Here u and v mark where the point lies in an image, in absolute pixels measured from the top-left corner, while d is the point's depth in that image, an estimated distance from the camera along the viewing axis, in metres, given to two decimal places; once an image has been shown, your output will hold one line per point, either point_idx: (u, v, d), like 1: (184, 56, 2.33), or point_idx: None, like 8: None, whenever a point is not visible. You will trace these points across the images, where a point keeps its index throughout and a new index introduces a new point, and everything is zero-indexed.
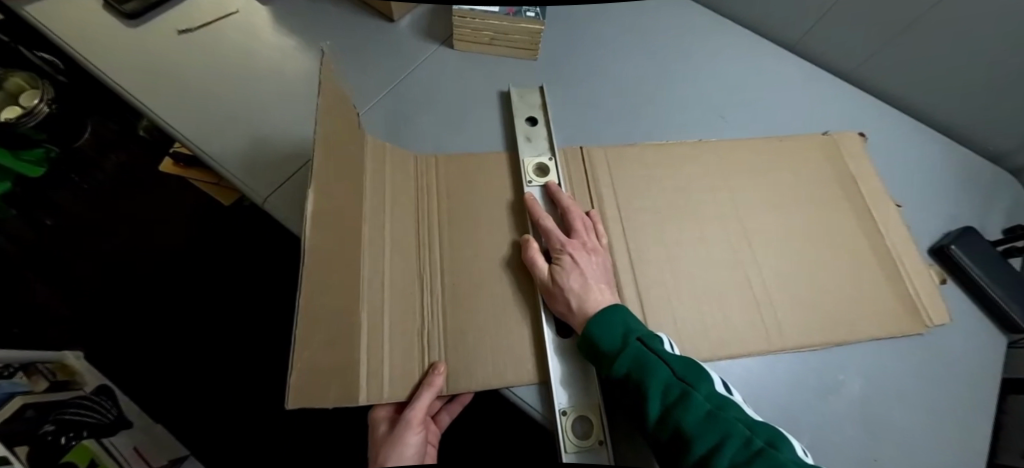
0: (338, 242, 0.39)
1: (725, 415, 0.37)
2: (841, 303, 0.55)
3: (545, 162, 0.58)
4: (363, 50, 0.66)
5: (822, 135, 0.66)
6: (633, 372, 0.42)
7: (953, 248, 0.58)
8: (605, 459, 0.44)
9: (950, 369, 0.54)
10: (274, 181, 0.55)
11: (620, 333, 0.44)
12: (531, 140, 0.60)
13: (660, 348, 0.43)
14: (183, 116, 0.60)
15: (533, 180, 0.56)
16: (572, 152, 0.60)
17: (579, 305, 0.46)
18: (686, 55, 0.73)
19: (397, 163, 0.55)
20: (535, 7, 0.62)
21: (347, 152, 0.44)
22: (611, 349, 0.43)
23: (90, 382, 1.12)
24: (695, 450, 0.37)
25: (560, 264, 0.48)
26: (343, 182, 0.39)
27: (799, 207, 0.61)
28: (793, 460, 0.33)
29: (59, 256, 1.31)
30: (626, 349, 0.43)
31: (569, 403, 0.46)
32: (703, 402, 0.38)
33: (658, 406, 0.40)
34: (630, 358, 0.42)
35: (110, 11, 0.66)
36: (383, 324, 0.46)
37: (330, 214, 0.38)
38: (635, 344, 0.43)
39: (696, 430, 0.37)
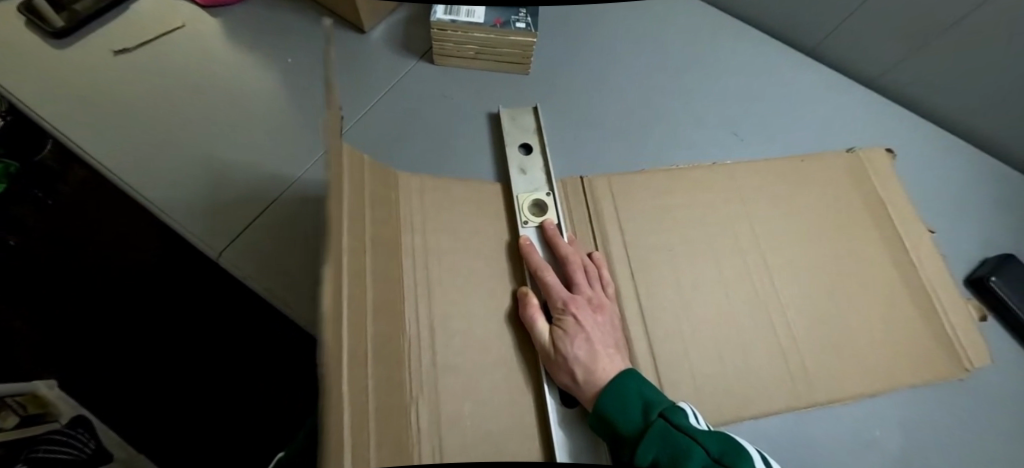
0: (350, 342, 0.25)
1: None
2: (874, 347, 0.50)
3: (543, 197, 0.51)
4: (330, 67, 0.58)
5: (845, 152, 0.60)
6: (663, 457, 0.36)
7: (992, 280, 0.52)
8: None
9: (993, 417, 0.49)
10: (229, 230, 0.48)
11: (639, 408, 0.39)
12: (525, 172, 0.53)
13: (688, 424, 0.37)
14: (119, 153, 0.51)
15: (528, 221, 0.50)
16: (570, 182, 0.54)
17: (586, 376, 0.41)
18: (693, 63, 0.66)
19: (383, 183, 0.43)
20: (525, 16, 0.53)
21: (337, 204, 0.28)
22: (632, 429, 0.38)
23: (65, 413, 1.06)
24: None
25: (562, 328, 0.43)
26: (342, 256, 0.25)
27: (823, 238, 0.55)
28: None
29: (22, 279, 1.22)
30: (650, 428, 0.37)
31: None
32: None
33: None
34: (655, 441, 0.36)
35: (33, 28, 0.57)
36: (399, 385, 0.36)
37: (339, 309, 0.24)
38: (660, 420, 0.37)
39: None
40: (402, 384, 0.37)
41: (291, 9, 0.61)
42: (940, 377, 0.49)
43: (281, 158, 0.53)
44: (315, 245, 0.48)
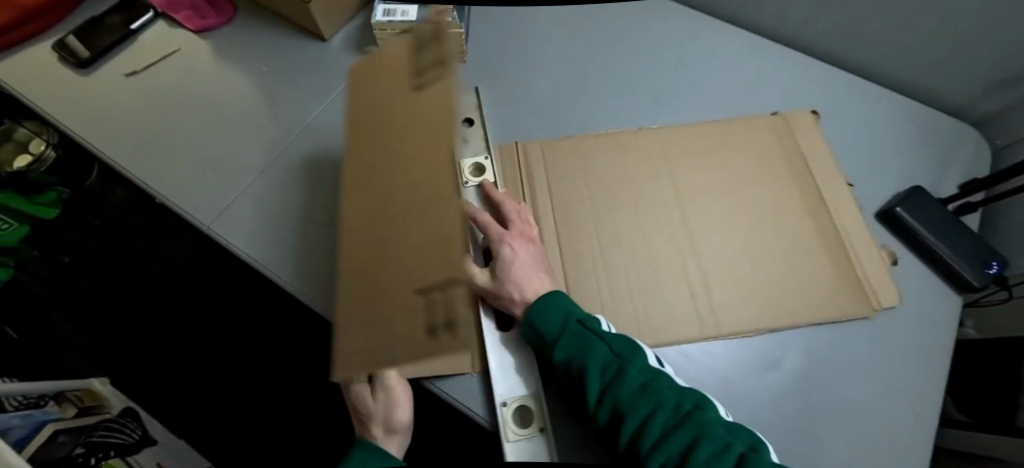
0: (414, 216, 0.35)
1: (658, 385, 0.41)
2: (782, 276, 0.54)
3: (482, 161, 0.55)
4: (299, 71, 0.68)
5: (770, 115, 0.65)
6: (573, 355, 0.44)
7: (898, 210, 0.57)
8: (546, 447, 0.44)
9: (898, 335, 0.53)
10: (220, 211, 0.59)
11: (558, 317, 0.46)
12: (468, 139, 0.56)
13: (598, 327, 0.45)
14: (137, 159, 0.63)
15: (470, 181, 0.55)
16: (507, 148, 0.62)
17: (521, 296, 0.47)
18: (621, 39, 0.72)
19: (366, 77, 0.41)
20: (452, 11, 0.62)
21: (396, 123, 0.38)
22: (553, 336, 0.45)
23: (116, 405, 1.21)
24: (628, 421, 0.40)
25: (500, 259, 0.48)
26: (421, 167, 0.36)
27: (740, 184, 0.60)
28: (717, 420, 0.39)
29: (77, 291, 1.39)
30: (566, 332, 0.45)
31: (520, 390, 0.47)
32: (637, 376, 0.42)
33: (596, 387, 0.43)
34: (571, 342, 0.44)
35: (62, 62, 0.69)
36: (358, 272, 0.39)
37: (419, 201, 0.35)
38: (572, 327, 0.45)
39: (633, 402, 0.41)
40: None
41: (265, 26, 0.71)
42: (852, 301, 0.53)
43: (260, 148, 0.63)
44: (290, 221, 0.58)
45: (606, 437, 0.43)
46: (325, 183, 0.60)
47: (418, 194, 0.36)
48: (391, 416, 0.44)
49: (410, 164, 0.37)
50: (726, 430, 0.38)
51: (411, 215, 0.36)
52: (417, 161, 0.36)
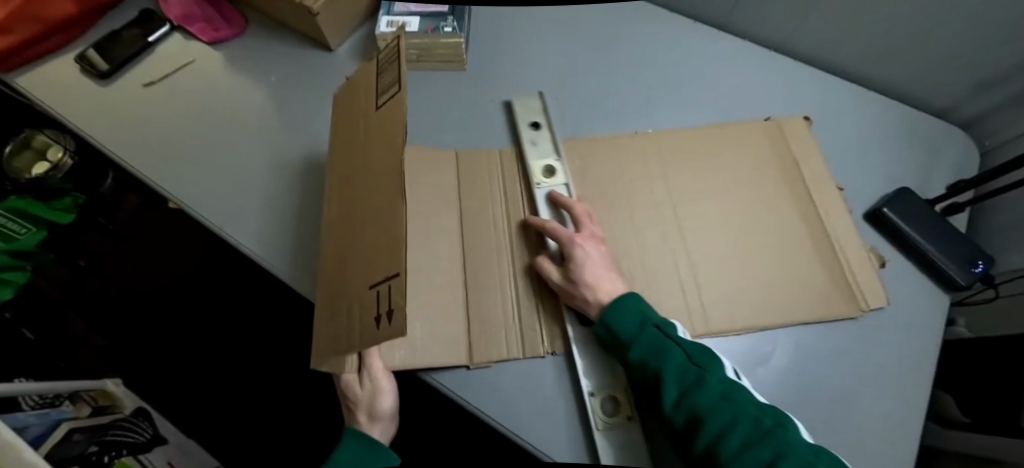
0: (377, 226, 0.38)
1: (735, 397, 0.43)
2: (772, 275, 0.56)
3: (552, 163, 0.61)
4: (306, 80, 0.71)
5: (764, 121, 0.66)
6: (650, 358, 0.46)
7: (884, 211, 0.58)
8: (634, 436, 0.48)
9: (886, 331, 0.55)
10: (232, 215, 0.62)
11: (637, 321, 0.47)
12: (536, 143, 0.63)
13: (674, 334, 0.47)
14: (154, 164, 0.66)
15: (542, 182, 0.59)
16: (575, 147, 0.64)
17: (594, 297, 0.49)
18: (618, 46, 0.74)
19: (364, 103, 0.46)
20: (452, 22, 0.65)
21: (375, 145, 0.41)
22: (631, 336, 0.47)
23: (129, 405, 1.24)
24: (705, 427, 0.42)
25: (573, 263, 0.50)
26: (383, 177, 0.38)
27: (735, 186, 0.61)
28: (800, 440, 0.39)
29: (92, 294, 1.43)
30: (646, 335, 0.46)
31: (596, 386, 0.51)
32: (715, 387, 0.43)
33: (673, 390, 0.45)
34: (646, 345, 0.46)
35: (84, 73, 0.72)
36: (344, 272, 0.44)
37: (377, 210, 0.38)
38: (651, 331, 0.47)
39: (711, 410, 0.42)
40: None
41: (274, 37, 0.74)
42: (842, 299, 0.55)
43: (272, 154, 0.66)
44: (297, 225, 0.61)
45: (678, 438, 0.45)
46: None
47: (377, 204, 0.39)
48: (375, 401, 0.50)
49: (366, 172, 0.42)
50: (810, 450, 0.38)
51: (374, 222, 0.39)
52: (379, 174, 0.38)
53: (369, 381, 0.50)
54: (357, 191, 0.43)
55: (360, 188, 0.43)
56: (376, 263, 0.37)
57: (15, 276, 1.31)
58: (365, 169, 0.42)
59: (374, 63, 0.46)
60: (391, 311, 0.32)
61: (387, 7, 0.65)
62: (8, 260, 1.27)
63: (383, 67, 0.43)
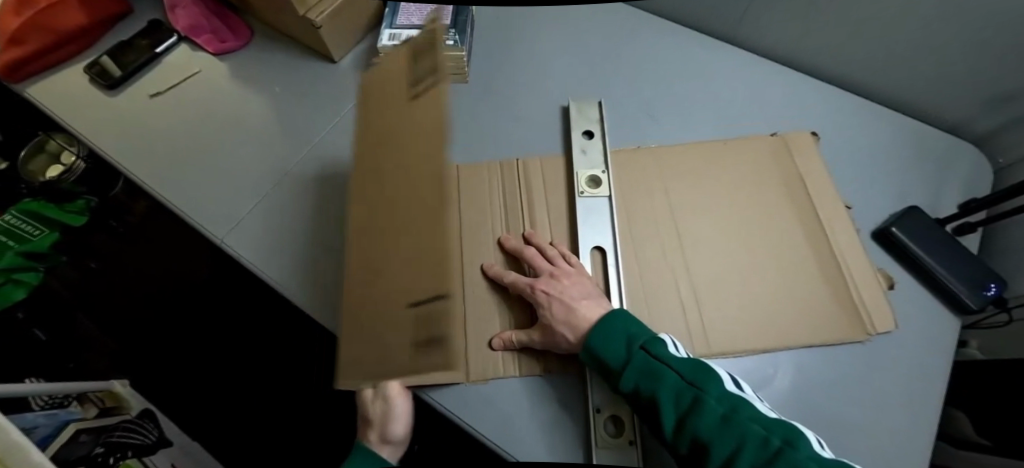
0: (410, 248, 0.37)
1: (731, 415, 0.41)
2: (775, 295, 0.54)
3: (598, 174, 0.61)
4: (308, 92, 0.71)
5: (771, 136, 0.65)
6: (642, 383, 0.45)
7: (892, 231, 0.56)
8: (633, 458, 0.48)
9: (893, 352, 0.54)
10: (234, 225, 0.62)
11: (622, 342, 0.47)
12: (586, 152, 0.63)
13: (664, 352, 0.46)
14: (159, 173, 0.67)
15: (585, 191, 0.60)
16: (626, 152, 0.64)
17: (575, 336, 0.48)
18: (622, 59, 0.73)
19: (370, 111, 0.42)
20: (455, 34, 0.64)
21: (392, 161, 0.39)
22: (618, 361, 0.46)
23: (135, 407, 1.25)
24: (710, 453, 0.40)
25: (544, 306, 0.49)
26: (412, 198, 0.36)
27: (740, 203, 0.60)
28: (811, 457, 0.37)
29: (103, 296, 1.45)
30: (634, 358, 0.45)
31: (602, 402, 0.49)
32: (713, 407, 0.41)
33: (670, 414, 0.43)
34: (636, 369, 0.45)
35: (93, 83, 0.73)
36: (371, 299, 0.41)
37: (411, 230, 0.36)
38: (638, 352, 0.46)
39: (712, 435, 0.40)
40: None
41: (279, 48, 0.74)
42: (848, 320, 0.53)
43: (273, 165, 0.66)
44: (298, 236, 0.61)
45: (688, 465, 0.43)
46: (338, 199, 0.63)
47: (409, 225, 0.37)
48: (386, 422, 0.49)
49: (389, 191, 0.39)
50: None
51: (406, 245, 0.37)
52: (409, 193, 0.37)
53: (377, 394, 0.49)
54: (379, 211, 0.40)
55: (377, 206, 0.41)
56: (418, 286, 0.36)
57: (29, 276, 1.34)
58: (386, 187, 0.39)
59: (383, 70, 0.42)
60: (455, 335, 0.32)
61: (389, 20, 0.65)
62: (20, 261, 1.29)
63: (393, 77, 0.40)
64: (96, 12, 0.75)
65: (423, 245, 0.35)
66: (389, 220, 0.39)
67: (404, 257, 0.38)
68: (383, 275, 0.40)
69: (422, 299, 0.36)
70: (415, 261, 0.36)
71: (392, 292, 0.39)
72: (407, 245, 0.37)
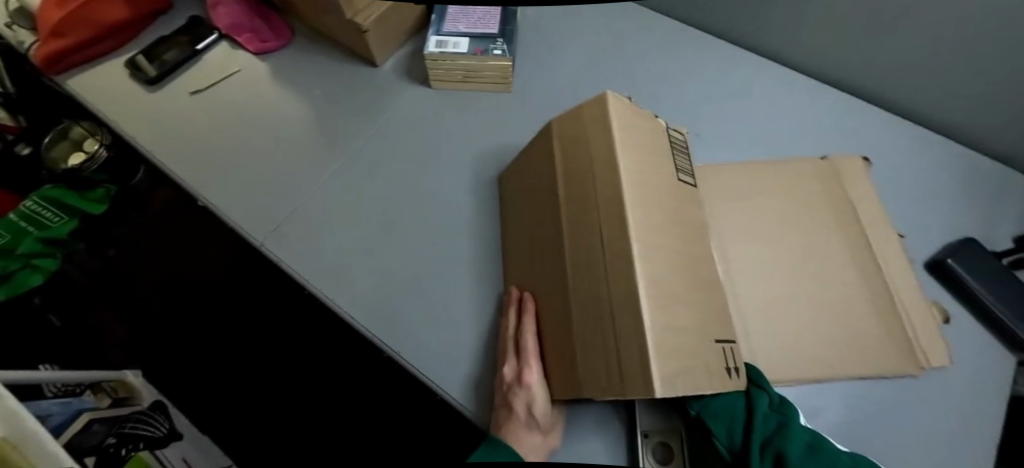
0: (684, 285, 0.42)
1: (824, 451, 0.40)
2: (828, 325, 0.53)
3: None
4: (348, 95, 0.70)
5: (819, 159, 0.64)
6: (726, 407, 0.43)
7: (949, 262, 0.56)
8: None
9: (945, 390, 0.52)
10: (273, 229, 0.63)
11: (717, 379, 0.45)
12: None
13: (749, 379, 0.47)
14: (197, 172, 0.66)
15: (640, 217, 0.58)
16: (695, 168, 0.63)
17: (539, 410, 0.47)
18: (665, 75, 0.72)
19: (623, 128, 0.45)
20: (502, 44, 0.63)
21: (659, 196, 0.44)
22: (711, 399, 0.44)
23: (146, 398, 1.24)
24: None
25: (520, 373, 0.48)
26: (678, 243, 0.43)
27: (792, 227, 0.59)
28: None
29: (119, 285, 1.45)
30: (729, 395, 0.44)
31: (650, 426, 0.47)
32: (805, 442, 0.41)
33: (757, 450, 0.41)
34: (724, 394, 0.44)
35: (133, 78, 0.73)
36: (628, 308, 0.38)
37: (685, 271, 0.43)
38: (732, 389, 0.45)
39: (803, 460, 0.40)
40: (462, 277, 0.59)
41: (320, 50, 0.74)
42: (903, 354, 0.52)
43: (311, 168, 0.66)
44: (338, 243, 0.62)
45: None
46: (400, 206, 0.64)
47: (685, 265, 0.43)
48: (532, 399, 0.46)
49: (658, 216, 0.42)
50: None
51: (682, 281, 0.42)
52: (683, 244, 0.44)
53: (516, 364, 0.49)
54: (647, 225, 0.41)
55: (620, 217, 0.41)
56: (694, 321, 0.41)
57: (46, 262, 1.36)
58: (662, 213, 0.43)
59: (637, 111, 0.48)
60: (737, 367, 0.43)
61: (436, 27, 0.64)
62: (38, 248, 1.32)
63: (648, 128, 0.48)
64: (139, 5, 0.74)
65: (699, 292, 0.43)
66: (664, 246, 0.42)
67: (679, 287, 0.41)
68: (657, 288, 0.39)
69: (700, 333, 0.41)
70: (689, 296, 0.42)
71: (669, 314, 0.39)
72: (684, 278, 0.42)
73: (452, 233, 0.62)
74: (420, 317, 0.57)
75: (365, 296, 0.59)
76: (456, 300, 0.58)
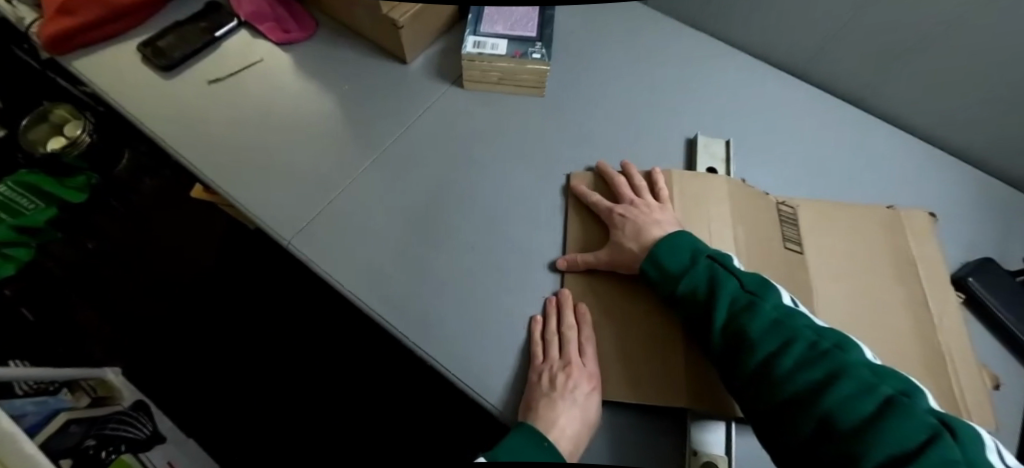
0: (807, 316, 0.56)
1: (810, 348, 0.42)
2: (864, 340, 0.55)
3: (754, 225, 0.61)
4: (379, 91, 0.69)
5: (886, 209, 0.64)
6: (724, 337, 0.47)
7: (970, 280, 0.59)
8: None
9: (983, 402, 0.53)
10: (301, 227, 0.61)
11: (727, 299, 0.49)
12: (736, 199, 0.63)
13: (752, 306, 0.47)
14: (217, 165, 0.64)
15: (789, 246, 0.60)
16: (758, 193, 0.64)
17: (589, 410, 0.49)
18: (693, 87, 0.74)
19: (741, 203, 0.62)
20: (541, 48, 0.63)
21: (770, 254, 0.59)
22: (750, 282, 0.50)
23: (127, 398, 1.17)
24: (781, 364, 0.42)
25: (581, 372, 0.50)
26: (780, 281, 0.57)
27: (820, 240, 0.62)
28: (925, 410, 0.36)
29: (93, 277, 1.34)
30: (695, 270, 0.51)
31: (696, 443, 0.49)
32: (811, 335, 0.44)
33: (723, 315, 0.48)
34: (724, 315, 0.48)
35: (146, 64, 0.70)
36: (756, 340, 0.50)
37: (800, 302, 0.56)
38: (771, 287, 0.49)
39: (849, 398, 0.38)
40: (502, 280, 0.59)
41: (348, 43, 0.72)
42: (934, 368, 0.54)
43: (338, 164, 0.65)
44: (369, 243, 0.60)
45: (742, 387, 0.45)
46: (433, 205, 0.63)
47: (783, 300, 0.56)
48: (591, 399, 0.49)
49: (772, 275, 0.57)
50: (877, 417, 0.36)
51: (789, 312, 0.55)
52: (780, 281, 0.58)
53: (582, 367, 0.51)
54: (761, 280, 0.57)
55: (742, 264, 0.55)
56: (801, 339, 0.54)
57: (19, 252, 1.27)
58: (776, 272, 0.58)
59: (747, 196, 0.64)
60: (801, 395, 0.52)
61: (473, 27, 0.63)
62: (11, 235, 1.24)
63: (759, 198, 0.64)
64: None
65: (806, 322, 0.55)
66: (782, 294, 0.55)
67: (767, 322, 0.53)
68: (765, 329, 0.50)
69: None
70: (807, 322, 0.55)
71: None
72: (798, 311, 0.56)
73: (485, 234, 0.61)
74: (451, 317, 0.56)
75: (397, 299, 0.57)
76: (495, 303, 0.57)
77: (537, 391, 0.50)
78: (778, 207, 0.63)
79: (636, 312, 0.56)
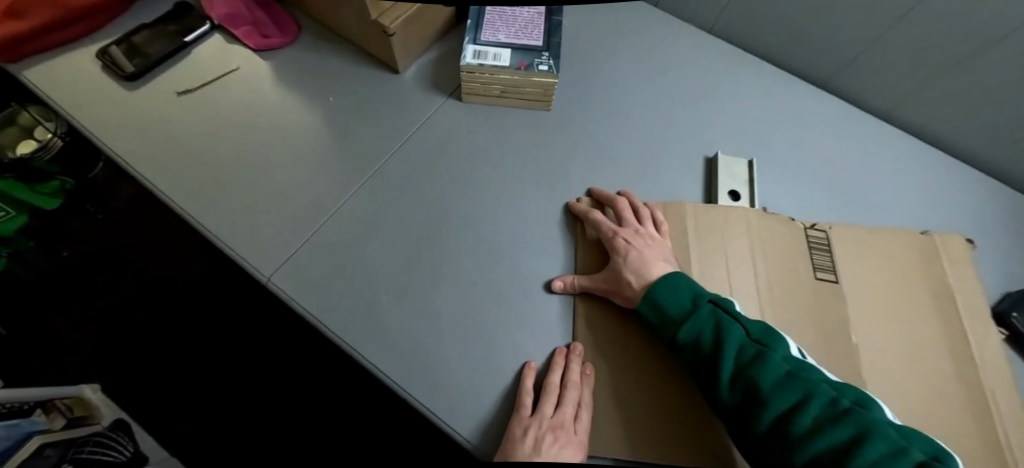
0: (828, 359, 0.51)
1: (830, 403, 0.38)
2: (906, 383, 0.50)
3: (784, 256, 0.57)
4: (369, 103, 0.63)
5: (921, 234, 0.60)
6: (734, 392, 0.42)
7: (1013, 316, 0.55)
8: None
9: None
10: (284, 259, 0.54)
11: (733, 348, 0.43)
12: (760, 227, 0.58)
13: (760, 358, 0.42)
14: (188, 187, 0.57)
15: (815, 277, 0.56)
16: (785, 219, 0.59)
17: None
18: (709, 100, 0.69)
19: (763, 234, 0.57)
20: (548, 58, 0.57)
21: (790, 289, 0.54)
22: (756, 330, 0.45)
23: (106, 416, 1.08)
24: (798, 423, 0.37)
25: (569, 436, 0.44)
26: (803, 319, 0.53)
27: (856, 270, 0.57)
28: None
29: (67, 288, 1.26)
30: (700, 316, 0.46)
31: None
32: (830, 391, 0.39)
33: (731, 365, 0.43)
34: (731, 366, 0.43)
35: (107, 72, 0.63)
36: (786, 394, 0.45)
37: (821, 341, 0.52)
38: (778, 335, 0.45)
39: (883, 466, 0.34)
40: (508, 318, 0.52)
41: (335, 50, 0.66)
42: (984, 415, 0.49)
43: (324, 185, 0.58)
44: (358, 275, 0.54)
45: (756, 448, 0.39)
46: (429, 232, 0.57)
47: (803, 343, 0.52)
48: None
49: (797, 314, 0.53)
50: None
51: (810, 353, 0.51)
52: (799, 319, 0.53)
53: (572, 432, 0.45)
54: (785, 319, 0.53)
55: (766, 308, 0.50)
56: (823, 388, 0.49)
57: None
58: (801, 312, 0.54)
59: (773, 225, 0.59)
60: None
61: (473, 35, 0.57)
62: None
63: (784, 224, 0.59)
64: None
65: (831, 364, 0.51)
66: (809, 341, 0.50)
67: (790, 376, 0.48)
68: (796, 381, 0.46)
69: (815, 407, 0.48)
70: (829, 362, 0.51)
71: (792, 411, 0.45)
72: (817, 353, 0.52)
73: (488, 265, 0.55)
74: (450, 362, 0.49)
75: (389, 341, 0.50)
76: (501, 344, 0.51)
77: (519, 449, 0.43)
78: (807, 234, 0.59)
79: (640, 368, 0.50)
